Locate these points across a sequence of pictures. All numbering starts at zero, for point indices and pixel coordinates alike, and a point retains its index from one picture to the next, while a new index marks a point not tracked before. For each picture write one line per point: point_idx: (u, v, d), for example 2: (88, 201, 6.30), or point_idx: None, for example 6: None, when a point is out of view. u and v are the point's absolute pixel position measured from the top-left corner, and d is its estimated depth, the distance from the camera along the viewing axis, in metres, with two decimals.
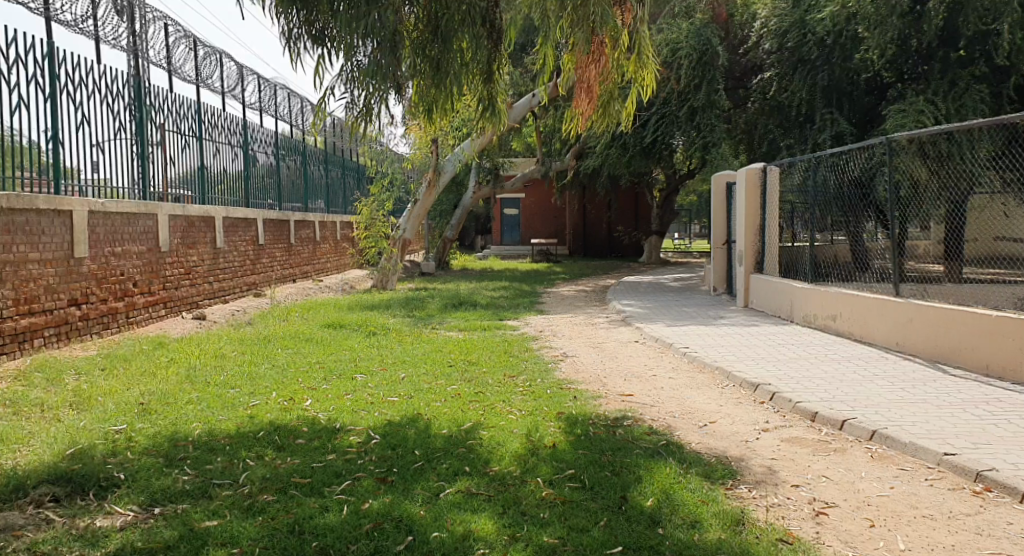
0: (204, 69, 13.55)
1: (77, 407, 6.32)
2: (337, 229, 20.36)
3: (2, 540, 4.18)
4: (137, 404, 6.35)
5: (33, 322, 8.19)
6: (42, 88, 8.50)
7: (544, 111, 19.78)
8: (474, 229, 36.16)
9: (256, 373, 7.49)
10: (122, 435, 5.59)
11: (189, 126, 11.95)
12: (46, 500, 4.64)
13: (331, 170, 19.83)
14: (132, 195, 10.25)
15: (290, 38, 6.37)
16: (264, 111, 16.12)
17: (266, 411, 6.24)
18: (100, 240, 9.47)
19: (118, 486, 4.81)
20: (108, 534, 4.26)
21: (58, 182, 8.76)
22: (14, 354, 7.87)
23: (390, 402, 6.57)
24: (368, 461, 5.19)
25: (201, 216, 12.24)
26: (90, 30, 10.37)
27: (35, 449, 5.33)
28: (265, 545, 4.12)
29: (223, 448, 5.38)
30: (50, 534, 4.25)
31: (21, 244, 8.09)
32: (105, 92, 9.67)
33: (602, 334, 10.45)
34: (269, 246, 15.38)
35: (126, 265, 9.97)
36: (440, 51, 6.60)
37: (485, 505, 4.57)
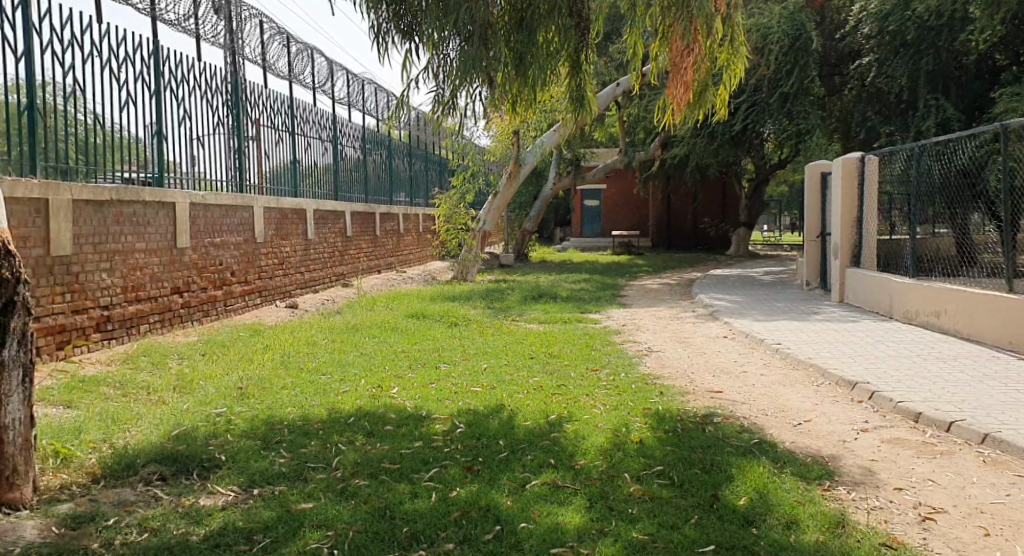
0: (296, 65, 13.91)
1: (180, 390, 6.57)
2: (420, 221, 20.63)
3: (115, 515, 4.38)
4: (235, 388, 6.57)
5: (141, 309, 8.56)
6: (148, 84, 8.86)
7: (629, 100, 19.60)
8: (553, 221, 36.14)
9: (345, 360, 7.65)
10: (222, 418, 5.79)
11: (282, 121, 12.26)
12: (154, 478, 4.84)
13: (415, 162, 20.16)
14: (229, 187, 10.59)
15: (379, 33, 6.45)
16: (351, 105, 16.43)
17: (355, 397, 6.35)
18: (202, 231, 9.83)
19: (220, 466, 4.99)
20: (211, 513, 4.41)
21: (162, 176, 9.11)
22: (122, 339, 8.24)
23: (473, 392, 6.61)
24: (454, 449, 5.24)
25: (294, 209, 12.56)
26: (192, 28, 10.76)
27: (143, 430, 5.56)
28: (358, 529, 4.19)
29: (315, 433, 5.50)
30: (159, 511, 4.43)
31: (129, 235, 8.43)
32: (205, 88, 10.03)
33: (689, 328, 10.26)
34: (356, 239, 15.67)
35: (224, 256, 10.33)
36: (524, 43, 6.60)
37: (572, 498, 4.56)
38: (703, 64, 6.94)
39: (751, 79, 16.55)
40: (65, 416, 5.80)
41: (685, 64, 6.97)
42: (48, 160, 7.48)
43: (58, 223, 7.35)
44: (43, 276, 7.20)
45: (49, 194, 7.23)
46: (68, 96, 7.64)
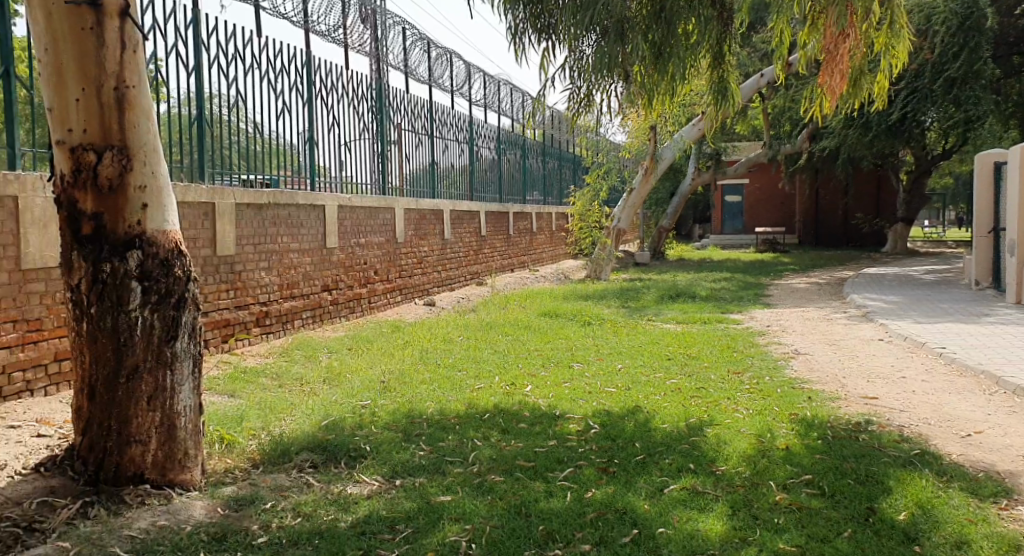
0: (436, 69, 14.24)
1: (329, 382, 6.85)
2: (554, 220, 20.69)
3: (271, 499, 4.60)
4: (379, 381, 6.78)
5: (295, 306, 9.00)
6: (301, 93, 9.30)
7: (774, 92, 18.89)
8: (690, 218, 35.37)
9: (481, 357, 7.74)
10: (367, 410, 5.98)
11: (422, 125, 12.56)
12: (306, 465, 5.05)
13: (549, 161, 20.26)
14: (373, 190, 10.97)
15: (516, 33, 6.49)
16: (488, 107, 16.67)
17: (490, 394, 6.41)
18: (348, 232, 10.21)
19: (365, 456, 5.16)
20: (357, 501, 4.55)
21: (314, 180, 9.50)
22: (279, 333, 8.69)
23: (608, 393, 6.53)
24: (589, 449, 5.19)
25: (432, 209, 12.86)
26: (341, 38, 11.21)
27: (297, 418, 5.83)
28: (495, 525, 4.21)
29: (453, 428, 5.59)
30: (310, 497, 4.61)
31: (284, 236, 8.87)
32: (352, 95, 10.43)
33: (839, 331, 9.76)
34: (490, 238, 15.88)
35: (368, 255, 10.71)
36: (663, 36, 6.39)
37: (713, 505, 4.41)
38: (859, 50, 6.55)
39: (912, 64, 15.56)
40: (228, 404, 6.16)
41: (840, 51, 6.56)
42: (214, 167, 7.93)
43: (224, 226, 7.81)
44: (210, 275, 7.67)
45: (215, 198, 7.67)
46: (231, 106, 8.07)
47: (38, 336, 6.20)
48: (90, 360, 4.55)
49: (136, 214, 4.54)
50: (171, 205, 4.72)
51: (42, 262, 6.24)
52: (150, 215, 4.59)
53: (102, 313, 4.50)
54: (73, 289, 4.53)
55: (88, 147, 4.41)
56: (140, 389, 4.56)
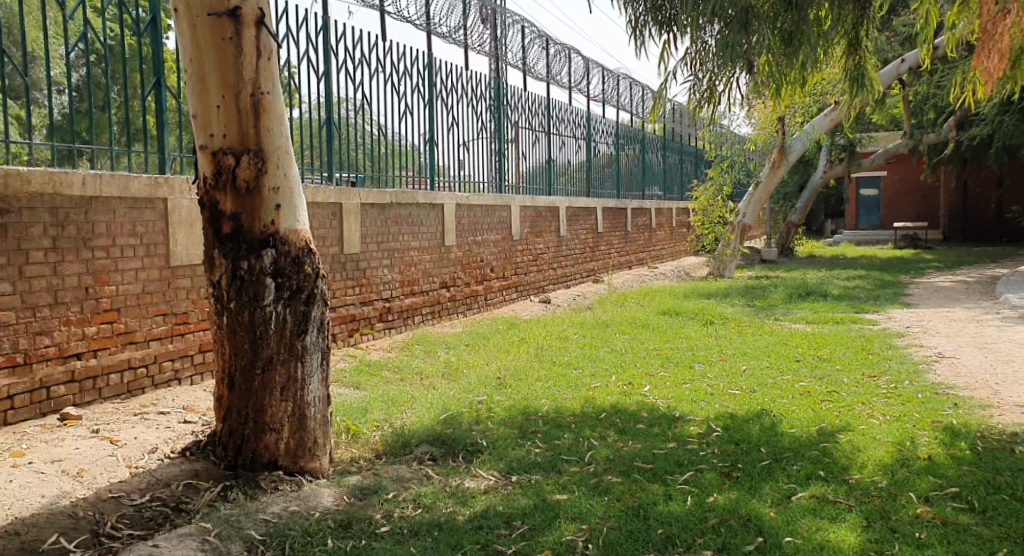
0: (554, 66, 14.20)
1: (447, 377, 6.93)
2: (675, 215, 20.26)
3: (392, 489, 4.67)
4: (495, 378, 6.80)
5: (415, 302, 9.18)
6: (422, 94, 9.46)
7: (919, 77, 17.79)
8: (822, 212, 33.83)
9: (597, 356, 7.63)
10: (484, 405, 6.01)
11: (539, 122, 12.57)
12: (425, 457, 5.12)
13: (669, 156, 19.87)
14: (490, 188, 11.05)
15: (636, 27, 6.36)
16: (607, 102, 16.50)
17: (606, 393, 6.31)
18: (465, 230, 10.31)
19: (482, 451, 5.17)
20: (475, 496, 4.56)
21: (435, 180, 9.66)
22: (399, 328, 8.88)
23: (730, 395, 6.29)
24: (711, 453, 5.01)
25: (548, 207, 12.83)
26: (461, 39, 11.33)
27: (417, 412, 5.92)
28: (612, 526, 4.11)
29: (570, 426, 5.54)
30: (429, 489, 4.66)
31: (406, 234, 9.03)
32: (471, 95, 10.54)
33: (989, 333, 9.07)
34: (608, 235, 15.71)
35: (485, 252, 10.80)
36: (793, 23, 6.09)
37: (845, 515, 4.16)
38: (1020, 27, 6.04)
39: None
40: (354, 396, 6.33)
41: (999, 28, 6.01)
42: (341, 169, 8.19)
43: (350, 225, 8.02)
44: (338, 271, 7.90)
45: (343, 199, 7.89)
46: (358, 110, 8.30)
47: (184, 329, 6.55)
48: (230, 352, 4.75)
49: (270, 214, 4.71)
50: (302, 205, 4.87)
51: (188, 259, 6.54)
52: (283, 215, 4.74)
53: (239, 308, 4.69)
54: (215, 284, 4.74)
55: (228, 151, 4.61)
56: (274, 380, 4.74)
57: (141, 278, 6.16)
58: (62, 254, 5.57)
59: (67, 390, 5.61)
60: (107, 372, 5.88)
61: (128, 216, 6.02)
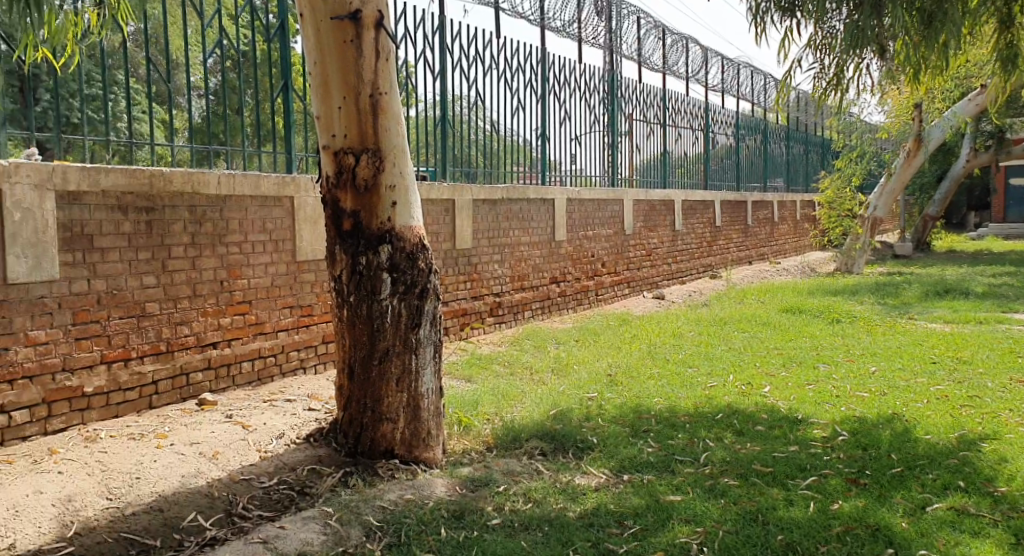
0: (671, 57, 13.92)
1: (558, 373, 6.94)
2: (799, 208, 19.48)
3: (503, 482, 4.73)
4: (606, 374, 6.76)
5: (525, 297, 9.23)
6: (536, 89, 9.49)
7: None
8: (964, 204, 31.75)
9: (713, 354, 7.46)
10: (594, 402, 5.98)
11: (654, 115, 12.38)
12: (535, 452, 5.15)
13: (793, 146, 19.14)
14: (603, 182, 10.99)
15: (758, 13, 6.16)
16: (726, 92, 16.06)
17: (723, 393, 6.15)
18: (577, 225, 10.27)
19: (593, 448, 5.16)
20: (586, 493, 4.56)
21: (547, 174, 9.73)
22: (509, 323, 8.97)
23: (859, 398, 6.00)
24: (836, 458, 4.80)
25: (663, 200, 12.60)
26: (575, 32, 11.28)
27: (527, 406, 5.97)
28: (728, 530, 4.01)
29: (684, 426, 5.44)
30: (539, 484, 4.69)
31: (516, 230, 9.08)
32: (584, 88, 10.49)
33: None
34: (727, 229, 15.28)
35: (596, 247, 10.73)
36: (935, 2, 5.66)
37: (987, 530, 3.90)
38: None
39: None
40: (465, 389, 6.45)
41: None
42: (455, 165, 8.34)
43: (462, 221, 8.12)
44: (449, 266, 8.04)
45: (456, 195, 8.01)
46: (471, 107, 8.44)
47: (308, 321, 6.88)
48: (349, 343, 4.94)
49: (386, 212, 4.84)
50: (416, 202, 4.99)
51: (313, 254, 6.84)
52: (399, 212, 4.87)
53: (358, 301, 4.87)
54: (336, 278, 4.94)
55: (348, 150, 4.78)
56: (390, 371, 4.89)
57: (269, 272, 6.48)
58: (200, 249, 5.91)
59: (204, 377, 5.99)
60: (239, 360, 6.24)
61: (259, 213, 6.34)
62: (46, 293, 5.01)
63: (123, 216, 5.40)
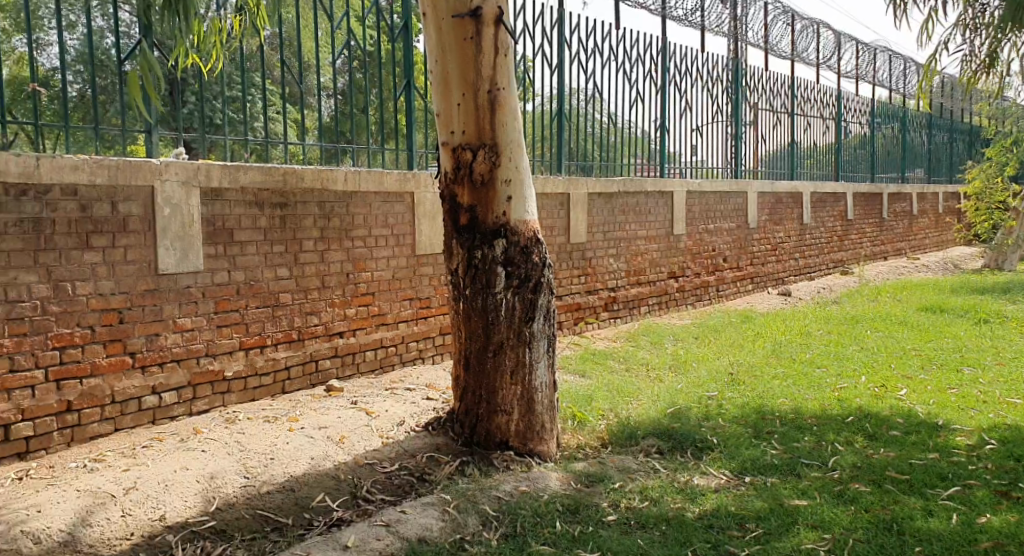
0: (801, 43, 13.34)
1: (676, 370, 6.82)
2: (943, 200, 18.25)
3: (620, 479, 4.69)
4: (726, 373, 6.58)
5: (641, 292, 9.10)
6: (656, 80, 9.34)
7: None
8: None
9: (844, 354, 7.11)
10: (714, 401, 5.83)
11: (782, 103, 11.92)
12: (653, 451, 5.08)
13: (936, 134, 17.96)
14: (725, 174, 10.69)
15: None
16: (861, 78, 15.25)
17: (854, 395, 5.86)
18: (697, 218, 10.03)
19: (712, 449, 5.04)
20: (705, 494, 4.46)
21: (666, 166, 9.58)
22: (625, 318, 8.87)
23: (1007, 405, 5.56)
24: (982, 468, 4.49)
25: (791, 193, 12.12)
26: (698, 21, 11.00)
27: (643, 403, 5.89)
28: (859, 538, 3.84)
29: (810, 428, 5.22)
30: (657, 482, 4.62)
31: (633, 224, 8.95)
32: (707, 78, 10.23)
33: None
34: (861, 222, 14.52)
35: (718, 242, 10.45)
36: None
37: None
38: None
39: None
40: (580, 383, 6.44)
41: None
42: (572, 158, 8.34)
43: (577, 214, 8.09)
44: (564, 261, 8.04)
45: (570, 188, 7.98)
46: (588, 99, 8.43)
47: (427, 313, 7.07)
48: (465, 335, 5.04)
49: (502, 206, 4.90)
50: (531, 196, 5.03)
51: (431, 248, 7.02)
52: (514, 206, 4.92)
53: (474, 294, 4.95)
54: (453, 272, 5.04)
55: (466, 146, 4.86)
56: (505, 364, 4.96)
57: (392, 265, 6.69)
58: (328, 243, 6.18)
59: (332, 364, 6.28)
60: (363, 350, 6.50)
61: (382, 209, 6.56)
62: (192, 283, 5.36)
63: (259, 212, 5.71)
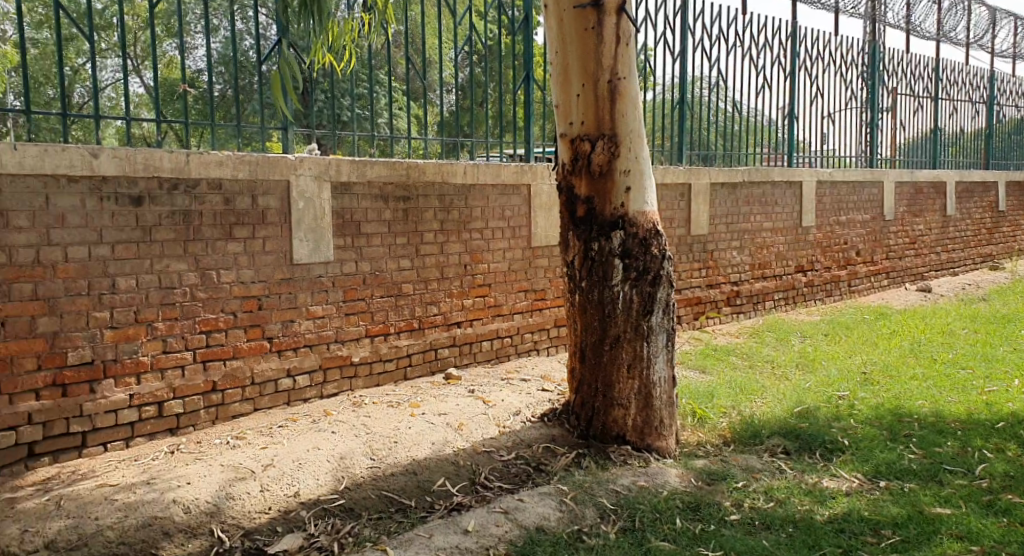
0: (947, 22, 12.54)
1: (804, 367, 6.58)
2: None
3: (743, 478, 4.59)
4: (859, 372, 6.30)
5: (766, 286, 8.83)
6: (785, 66, 9.03)
7: None
8: None
9: (992, 355, 6.66)
10: (845, 401, 5.59)
11: (924, 87, 11.26)
12: (778, 450, 4.94)
13: None
14: (858, 163, 10.22)
15: None
16: (1016, 57, 14.19)
17: (1004, 399, 5.48)
18: (828, 209, 9.62)
19: (843, 451, 4.86)
20: (836, 497, 4.30)
21: (792, 155, 9.26)
22: (749, 313, 8.64)
23: None
24: None
25: (933, 182, 11.43)
26: (831, 3, 10.54)
27: (767, 402, 5.72)
28: (1011, 552, 3.61)
29: (954, 433, 4.94)
30: (783, 483, 4.50)
31: (758, 215, 8.69)
32: (841, 63, 9.80)
33: None
34: (1013, 213, 13.52)
35: (851, 234, 9.99)
36: None
37: None
38: None
39: None
40: (700, 379, 6.32)
41: None
42: (692, 148, 8.18)
43: (698, 205, 7.93)
44: (684, 253, 7.91)
45: (691, 178, 7.83)
46: (710, 88, 8.26)
47: (542, 304, 7.11)
48: (582, 327, 5.05)
49: (621, 197, 4.87)
50: (651, 186, 4.96)
51: (546, 240, 7.05)
52: (633, 198, 4.88)
53: (591, 286, 4.96)
54: (569, 264, 5.07)
55: (585, 138, 4.86)
56: (621, 357, 4.94)
57: (508, 257, 6.77)
58: (447, 235, 6.32)
59: (450, 353, 6.43)
60: (480, 339, 6.62)
61: (499, 201, 6.65)
62: (323, 273, 5.61)
63: (384, 204, 5.90)
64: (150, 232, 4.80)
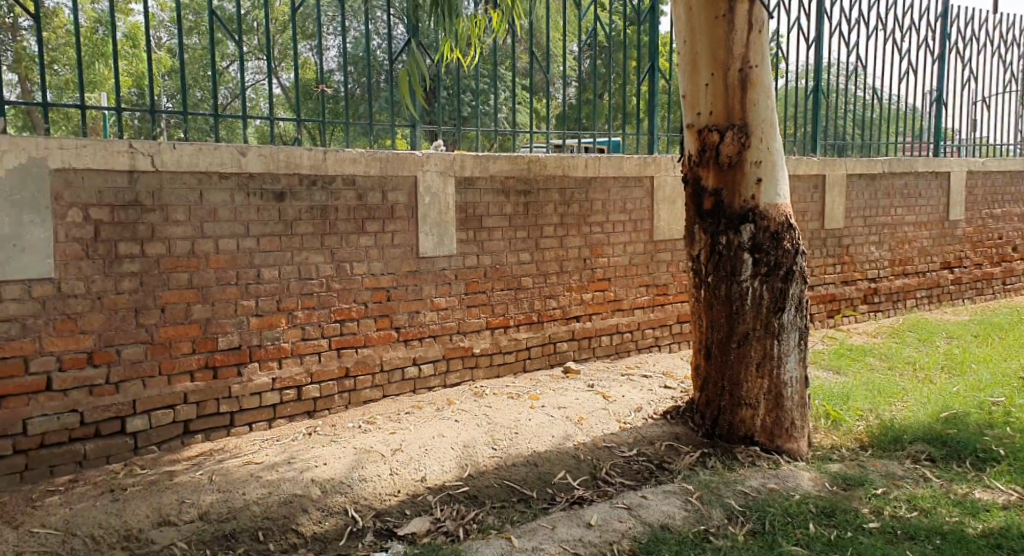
0: None
1: (950, 370, 6.21)
2: None
3: (884, 485, 4.38)
4: (1014, 377, 5.89)
5: (907, 283, 8.40)
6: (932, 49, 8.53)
7: None
8: None
9: None
10: (999, 408, 5.24)
11: None
12: (922, 457, 4.69)
13: None
14: (1013, 151, 9.54)
15: None
16: None
17: None
18: (980, 200, 8.99)
19: (998, 461, 4.57)
20: (990, 510, 4.05)
21: (938, 144, 8.75)
22: (888, 312, 8.23)
23: None
24: None
25: None
26: None
27: (910, 406, 5.43)
28: None
29: None
30: (929, 492, 4.26)
31: (900, 208, 8.25)
32: (995, 44, 9.18)
33: None
34: None
35: (1007, 228, 9.36)
36: None
37: None
38: None
39: None
40: (834, 380, 6.06)
41: None
42: (827, 138, 7.84)
43: (833, 197, 7.60)
44: (818, 249, 7.60)
45: (826, 169, 7.50)
46: (847, 75, 7.90)
47: (665, 299, 6.99)
48: (707, 324, 4.93)
49: (751, 189, 4.70)
50: (784, 178, 4.77)
51: (669, 234, 6.91)
52: (764, 189, 4.70)
53: (717, 282, 4.82)
54: (695, 258, 4.94)
55: (713, 128, 4.71)
56: (750, 355, 4.78)
57: (628, 251, 6.69)
58: (567, 228, 6.29)
59: (569, 347, 6.41)
60: (599, 334, 6.57)
61: (620, 194, 6.56)
62: (447, 265, 5.69)
63: (505, 198, 5.93)
64: (291, 226, 4.98)
